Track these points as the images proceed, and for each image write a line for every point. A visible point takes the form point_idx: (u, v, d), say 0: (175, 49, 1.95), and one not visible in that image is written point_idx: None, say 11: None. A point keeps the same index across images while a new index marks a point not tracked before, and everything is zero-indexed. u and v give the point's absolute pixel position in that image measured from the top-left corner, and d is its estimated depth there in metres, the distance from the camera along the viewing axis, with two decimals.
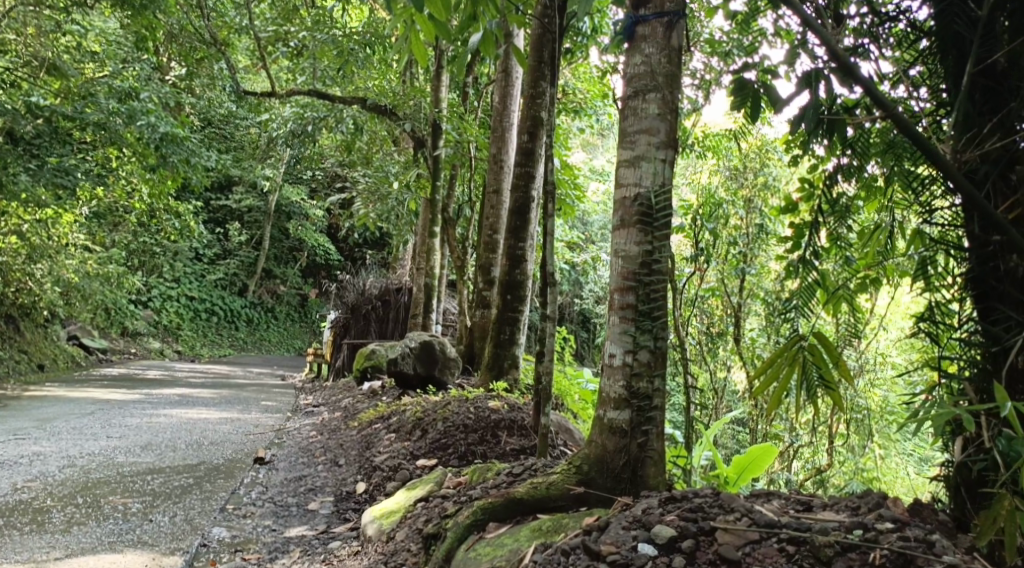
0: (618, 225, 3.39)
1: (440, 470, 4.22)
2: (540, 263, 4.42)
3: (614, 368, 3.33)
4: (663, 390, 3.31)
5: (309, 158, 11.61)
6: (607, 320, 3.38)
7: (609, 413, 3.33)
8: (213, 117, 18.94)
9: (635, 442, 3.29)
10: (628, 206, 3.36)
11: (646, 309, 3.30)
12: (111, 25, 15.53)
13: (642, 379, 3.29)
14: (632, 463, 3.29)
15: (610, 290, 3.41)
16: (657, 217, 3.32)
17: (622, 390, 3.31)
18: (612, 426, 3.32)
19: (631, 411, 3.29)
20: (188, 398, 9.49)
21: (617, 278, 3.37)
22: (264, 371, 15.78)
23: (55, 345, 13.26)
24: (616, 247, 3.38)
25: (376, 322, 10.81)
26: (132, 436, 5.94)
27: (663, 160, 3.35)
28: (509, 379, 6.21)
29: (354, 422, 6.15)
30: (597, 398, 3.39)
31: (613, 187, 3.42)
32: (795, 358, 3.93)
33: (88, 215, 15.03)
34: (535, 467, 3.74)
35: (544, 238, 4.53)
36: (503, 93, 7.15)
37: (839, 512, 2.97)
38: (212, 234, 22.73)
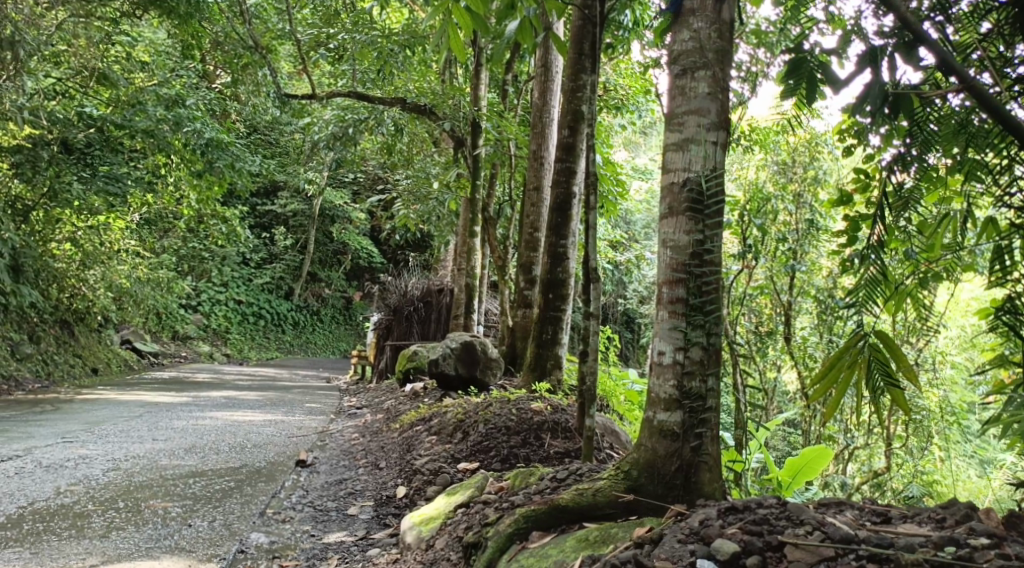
0: (665, 213, 3.25)
1: (481, 474, 4.10)
2: (583, 260, 4.27)
3: (664, 368, 3.19)
4: (717, 390, 3.15)
5: (351, 161, 11.62)
6: (656, 315, 3.24)
7: (661, 415, 3.18)
8: (258, 123, 19.13)
9: (688, 447, 3.14)
10: (677, 193, 3.21)
11: (696, 302, 3.15)
12: (157, 34, 15.75)
13: (695, 378, 3.14)
14: (685, 468, 3.14)
15: (658, 282, 3.27)
16: (708, 204, 3.18)
17: (673, 390, 3.16)
18: (663, 429, 3.17)
19: (682, 413, 3.14)
20: (234, 401, 9.54)
21: (665, 270, 3.22)
22: (310, 373, 15.89)
23: (108, 349, 13.50)
24: (665, 236, 3.24)
25: (418, 323, 10.70)
26: (177, 439, 5.94)
27: (714, 142, 3.21)
28: (552, 380, 6.08)
29: (396, 424, 6.06)
30: (646, 399, 3.26)
31: (661, 172, 3.29)
32: (854, 361, 3.73)
33: (139, 221, 15.29)
34: (580, 472, 3.60)
35: (587, 231, 4.40)
36: (542, 88, 7.05)
37: (922, 525, 2.80)
38: (258, 238, 23.00)
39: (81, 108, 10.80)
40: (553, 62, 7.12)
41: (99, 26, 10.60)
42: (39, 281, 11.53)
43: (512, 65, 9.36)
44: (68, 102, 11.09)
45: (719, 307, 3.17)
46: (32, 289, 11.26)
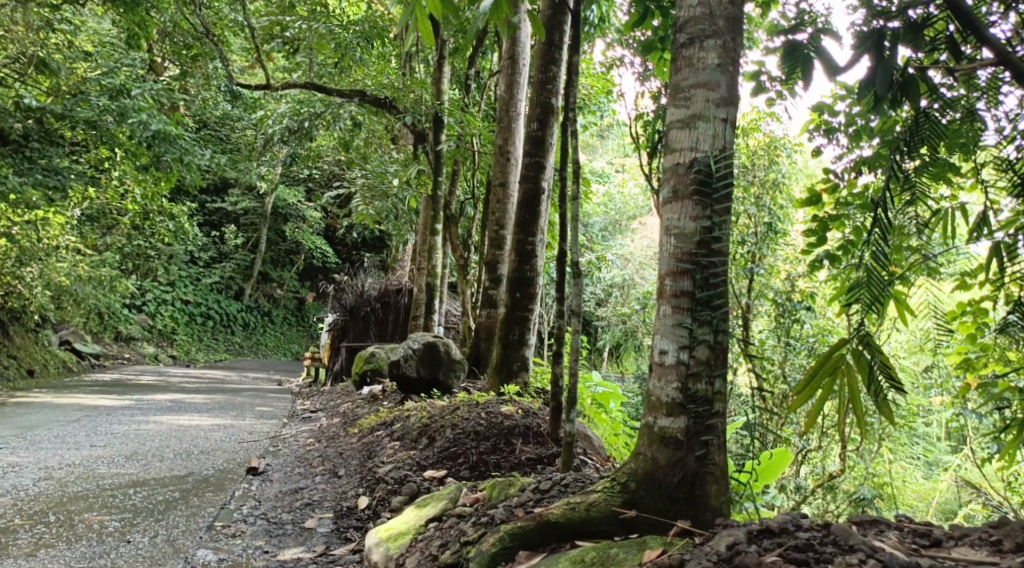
0: (669, 197, 3.22)
1: (453, 484, 3.88)
2: (570, 258, 4.03)
3: (666, 368, 3.13)
4: (723, 393, 3.09)
5: (305, 157, 11.29)
6: (658, 310, 3.18)
7: (662, 420, 3.11)
8: (208, 117, 18.51)
9: (692, 456, 3.07)
10: (684, 174, 3.18)
11: (704, 296, 3.11)
12: (100, 22, 15.11)
13: (701, 381, 3.08)
14: (690, 479, 3.06)
15: (660, 273, 3.22)
16: (716, 186, 3.15)
17: (677, 393, 3.10)
18: (666, 436, 3.10)
19: (687, 418, 3.08)
20: (180, 404, 9.14)
21: (668, 261, 3.18)
22: (260, 376, 15.45)
23: (45, 350, 12.89)
24: (668, 223, 3.20)
25: (375, 324, 10.41)
26: (117, 445, 5.56)
27: (723, 120, 3.19)
28: (519, 382, 5.83)
29: (354, 428, 5.79)
30: (646, 403, 3.18)
31: (664, 151, 3.26)
32: (838, 368, 3.66)
33: (80, 216, 14.61)
34: (566, 483, 3.48)
35: (573, 221, 4.18)
36: (509, 82, 6.83)
37: (978, 549, 2.82)
38: (207, 237, 22.35)
39: (19, 97, 10.25)
40: (521, 54, 6.91)
41: (38, 11, 10.08)
42: None
43: (476, 59, 9.13)
44: (5, 90, 10.54)
45: (725, 299, 3.12)
46: None
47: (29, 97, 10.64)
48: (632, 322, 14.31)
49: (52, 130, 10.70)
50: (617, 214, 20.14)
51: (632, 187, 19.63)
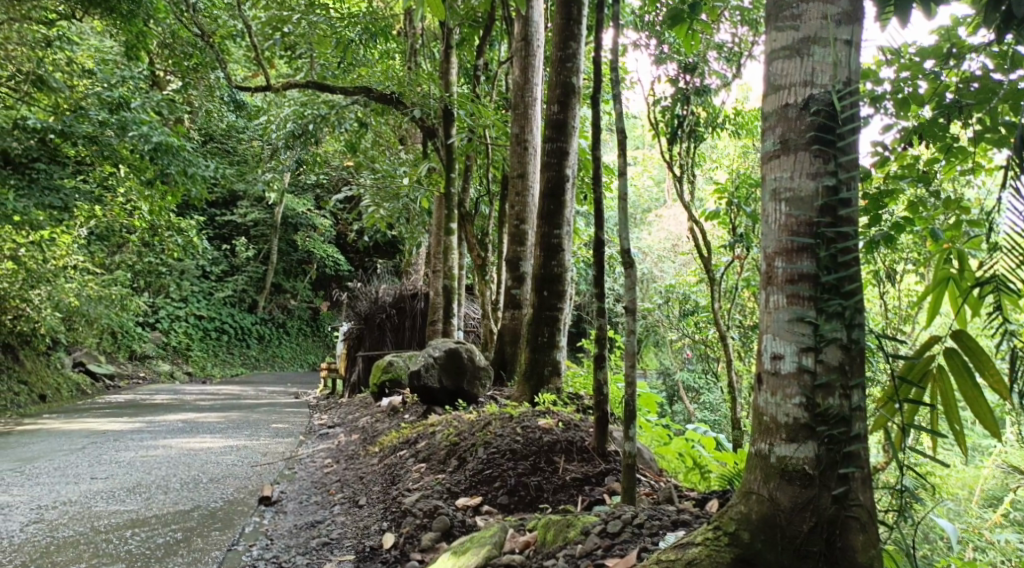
0: (776, 150, 2.74)
1: (497, 523, 3.38)
2: (619, 246, 3.55)
3: (784, 378, 2.65)
4: (861, 410, 2.61)
5: (312, 161, 10.85)
6: (772, 303, 2.70)
7: (780, 448, 2.65)
8: (213, 129, 18.21)
9: (828, 494, 2.59)
10: (798, 119, 2.70)
11: (831, 280, 2.63)
12: (102, 39, 14.84)
13: (833, 394, 2.60)
14: (825, 525, 2.59)
15: (767, 250, 2.75)
16: (841, 130, 2.66)
17: (802, 411, 2.62)
18: (788, 470, 2.63)
19: (817, 444, 2.61)
20: (193, 425, 8.69)
21: (779, 235, 2.70)
22: (277, 389, 15.02)
23: (58, 374, 12.50)
24: (778, 182, 2.72)
25: (391, 331, 9.94)
26: (121, 476, 5.13)
27: (846, 42, 2.69)
28: (550, 388, 5.35)
29: (375, 447, 5.34)
30: (757, 427, 2.71)
31: (768, 89, 2.78)
32: (929, 372, 3.09)
33: (87, 236, 14.20)
34: (641, 524, 3.01)
35: (619, 200, 3.72)
36: (523, 66, 6.36)
37: None
38: (218, 250, 21.99)
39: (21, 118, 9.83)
40: (534, 34, 6.38)
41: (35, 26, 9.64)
42: None
43: (485, 48, 8.66)
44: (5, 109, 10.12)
45: (855, 283, 2.64)
46: None
47: (30, 114, 10.21)
48: (652, 318, 13.87)
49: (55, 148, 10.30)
50: (633, 208, 19.60)
51: (646, 180, 19.10)
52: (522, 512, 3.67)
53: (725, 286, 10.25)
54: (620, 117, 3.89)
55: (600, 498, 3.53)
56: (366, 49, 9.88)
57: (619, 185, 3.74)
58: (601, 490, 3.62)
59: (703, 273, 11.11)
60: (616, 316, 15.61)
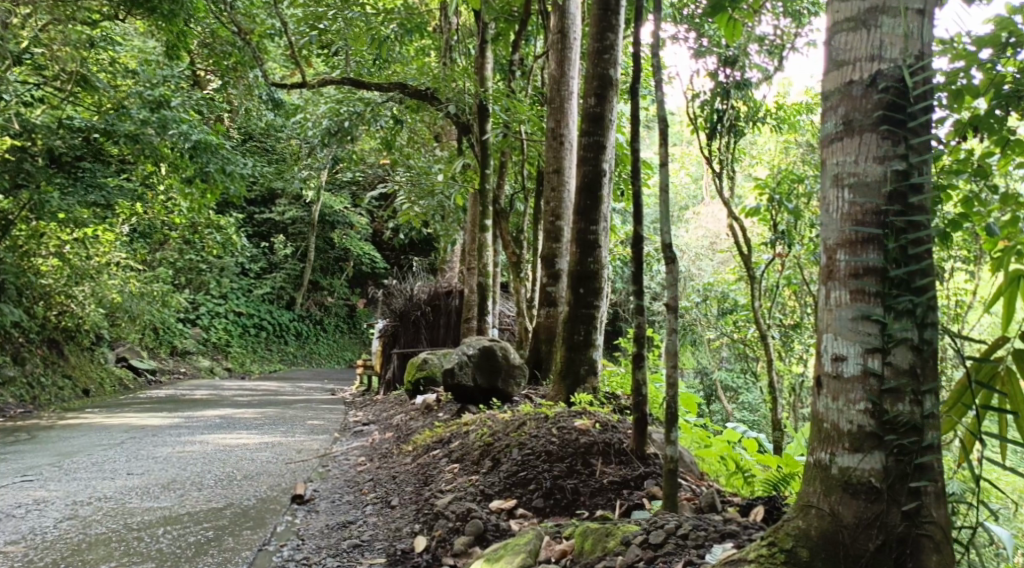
0: (839, 133, 2.58)
1: (532, 530, 3.27)
2: (661, 240, 3.42)
3: (847, 381, 2.48)
4: (934, 417, 2.43)
5: (349, 158, 10.84)
6: (833, 299, 2.54)
7: (843, 458, 2.48)
8: (252, 128, 18.36)
9: (898, 510, 2.42)
10: (865, 97, 2.54)
11: (900, 274, 2.45)
12: (145, 39, 15.01)
13: (903, 399, 2.42)
14: (896, 544, 2.41)
15: (828, 242, 2.59)
16: (912, 109, 2.49)
17: (867, 417, 2.44)
18: (852, 482, 2.46)
19: (884, 455, 2.43)
20: (230, 420, 8.72)
21: (841, 225, 2.55)
22: (314, 386, 15.09)
23: (100, 368, 12.66)
24: (841, 167, 2.57)
25: (426, 328, 9.89)
26: (156, 472, 5.13)
27: (919, 11, 2.51)
28: (587, 388, 5.22)
29: (408, 446, 5.27)
30: (819, 436, 2.55)
31: (831, 66, 2.62)
32: (996, 375, 2.86)
33: (129, 233, 14.39)
34: (685, 534, 2.86)
35: (660, 192, 3.60)
36: (559, 59, 6.24)
37: None
38: (257, 247, 22.20)
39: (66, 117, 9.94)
40: (570, 27, 6.25)
41: (80, 28, 9.73)
42: (22, 299, 10.63)
43: (521, 42, 8.52)
44: (49, 108, 10.24)
45: (927, 277, 2.45)
46: (15, 308, 10.34)
47: (74, 113, 10.32)
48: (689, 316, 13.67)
49: (99, 147, 10.40)
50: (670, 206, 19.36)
51: (684, 177, 18.84)
52: (559, 516, 3.56)
53: (766, 283, 10.02)
54: (663, 106, 3.75)
55: (639, 502, 3.41)
56: (402, 45, 9.83)
57: (661, 176, 3.61)
58: (639, 494, 3.51)
59: (743, 271, 10.89)
60: (653, 314, 15.41)
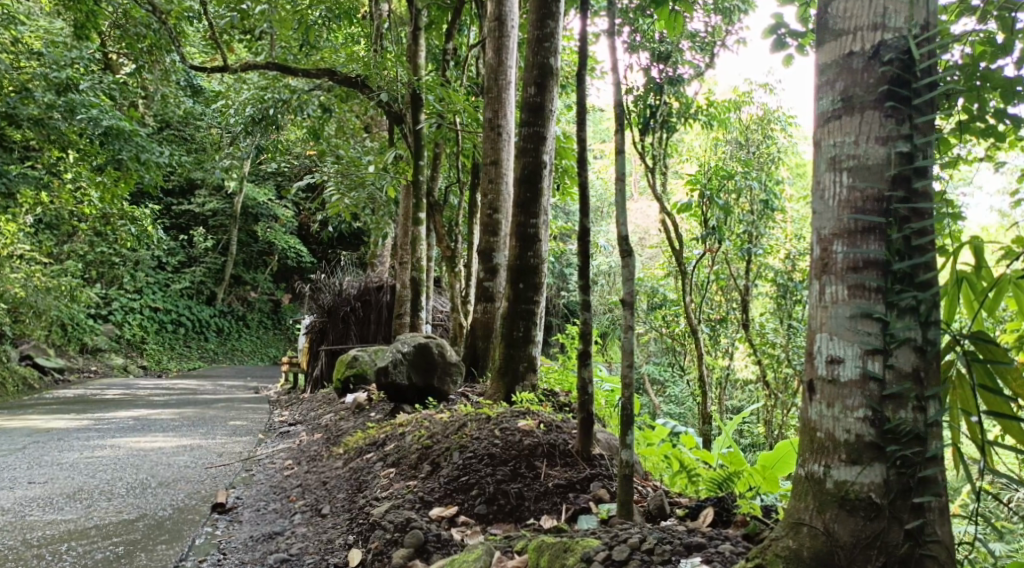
0: (837, 110, 2.47)
1: (480, 544, 3.10)
2: (618, 233, 3.30)
3: (846, 386, 2.38)
4: (939, 425, 2.32)
5: (273, 147, 10.45)
6: (828, 296, 2.43)
7: (839, 471, 2.37)
8: (169, 116, 17.67)
9: (900, 529, 2.30)
10: (866, 71, 2.42)
11: (904, 268, 2.34)
12: (53, 20, 14.27)
13: (905, 406, 2.33)
14: (897, 564, 2.29)
15: (823, 232, 2.48)
16: (917, 86, 2.39)
17: (867, 426, 2.35)
18: (850, 497, 2.35)
19: (885, 468, 2.33)
20: (144, 422, 8.27)
21: (838, 213, 2.44)
22: (236, 384, 14.58)
23: (4, 367, 11.93)
24: (839, 149, 2.45)
25: (356, 324, 9.59)
26: (62, 480, 4.76)
27: None
28: (527, 385, 5.09)
29: (339, 448, 5.04)
30: (813, 447, 2.44)
31: (833, 35, 2.50)
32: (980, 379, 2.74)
33: (35, 224, 13.61)
34: (651, 548, 2.69)
35: (617, 180, 3.49)
36: (496, 47, 6.06)
37: None
38: (175, 240, 21.39)
39: None
40: (508, 14, 6.10)
41: None
42: None
43: (454, 32, 8.32)
44: None
45: (930, 272, 2.36)
46: None
47: None
48: (619, 311, 13.70)
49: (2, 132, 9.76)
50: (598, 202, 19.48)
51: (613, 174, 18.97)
52: (503, 523, 3.42)
53: (696, 278, 10.07)
54: (617, 95, 3.64)
55: (586, 506, 3.33)
56: (329, 32, 9.51)
57: (618, 167, 3.48)
58: (586, 498, 3.41)
59: (672, 267, 10.94)
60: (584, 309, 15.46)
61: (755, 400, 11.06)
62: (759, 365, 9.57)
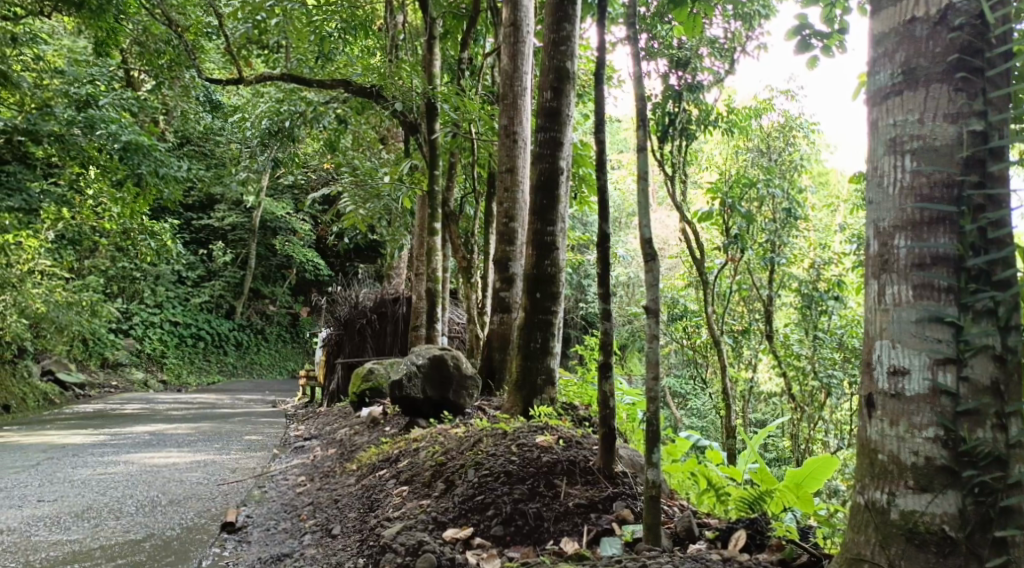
0: (898, 84, 2.43)
1: None
2: (641, 236, 3.16)
3: (911, 402, 2.34)
4: (1018, 447, 2.26)
5: (290, 159, 10.38)
6: (890, 298, 2.40)
7: (906, 501, 2.34)
8: (189, 131, 17.73)
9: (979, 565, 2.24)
10: (932, 38, 2.38)
11: (979, 265, 2.29)
12: (75, 38, 14.36)
13: (983, 425, 2.26)
14: None
15: (883, 224, 2.44)
16: (990, 56, 2.33)
17: (939, 448, 2.30)
18: (919, 531, 2.32)
19: (960, 496, 2.27)
20: (160, 437, 8.19)
21: (899, 203, 2.41)
22: (254, 397, 14.51)
23: (25, 383, 11.91)
24: (901, 129, 2.42)
25: (371, 337, 9.46)
26: (71, 498, 4.65)
27: None
28: (545, 398, 4.94)
29: (352, 464, 4.91)
30: (876, 477, 2.41)
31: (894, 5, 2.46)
32: None
33: (55, 240, 13.61)
34: None
35: (639, 179, 3.36)
36: (512, 53, 5.93)
37: None
38: (194, 254, 21.43)
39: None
40: (524, 18, 5.92)
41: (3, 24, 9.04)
42: None
43: (470, 41, 8.22)
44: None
45: (1007, 269, 2.29)
46: None
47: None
48: (638, 323, 13.49)
49: (24, 149, 9.73)
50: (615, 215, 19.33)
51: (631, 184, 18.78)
52: (522, 545, 3.25)
53: (717, 289, 9.88)
54: (640, 98, 3.51)
55: (609, 528, 3.18)
56: (345, 44, 9.44)
57: (639, 167, 3.34)
58: (608, 519, 3.25)
59: (693, 277, 10.75)
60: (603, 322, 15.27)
61: (779, 413, 10.81)
62: (784, 377, 9.36)
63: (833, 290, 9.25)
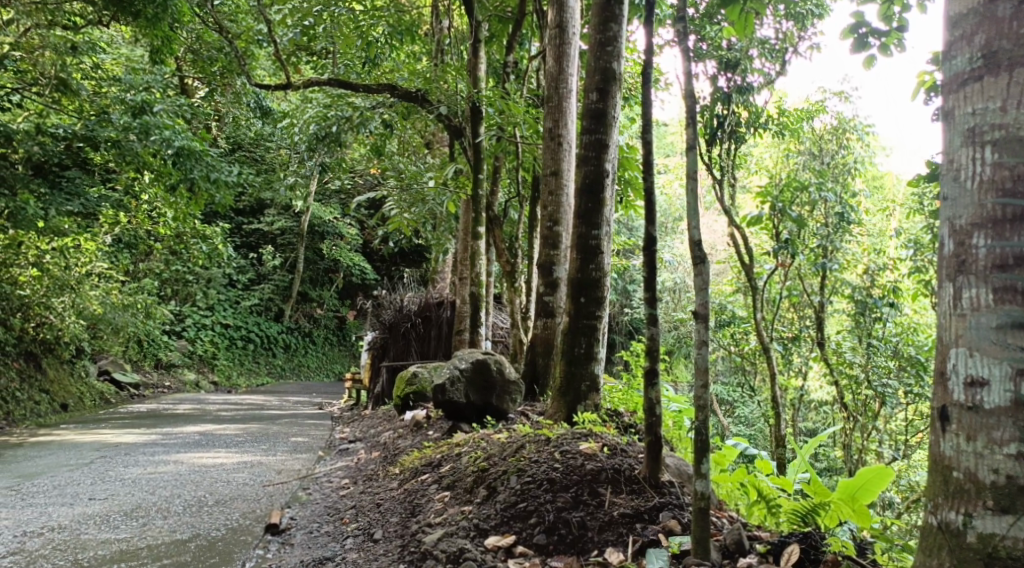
0: (977, 69, 2.39)
1: None
2: (690, 239, 3.07)
3: (990, 418, 2.29)
4: None
5: (339, 164, 10.46)
6: (967, 302, 2.35)
7: (984, 523, 2.30)
8: (241, 137, 18.07)
9: None
10: (1015, 19, 2.35)
11: None
12: (132, 47, 14.70)
13: None
14: None
15: (959, 221, 2.40)
16: None
17: (1019, 466, 2.26)
18: (997, 552, 2.29)
19: None
20: (209, 437, 8.30)
21: (977, 199, 2.36)
22: (302, 399, 14.67)
23: (82, 382, 12.21)
24: (981, 117, 2.37)
25: (416, 340, 9.49)
26: (121, 497, 4.72)
27: None
28: (590, 404, 4.87)
29: (395, 468, 4.90)
30: (952, 493, 2.37)
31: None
32: None
33: (113, 244, 13.94)
34: None
35: (688, 182, 3.28)
36: (557, 55, 5.89)
37: None
38: (245, 258, 21.80)
39: (51, 127, 9.53)
40: (570, 21, 5.91)
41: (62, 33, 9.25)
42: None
43: (515, 44, 8.19)
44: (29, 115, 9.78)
45: None
46: None
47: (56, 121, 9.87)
48: (685, 328, 13.29)
49: (83, 155, 9.97)
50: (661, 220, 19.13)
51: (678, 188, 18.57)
52: (564, 555, 3.19)
53: (766, 294, 9.68)
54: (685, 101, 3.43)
55: (656, 539, 3.11)
56: (392, 49, 9.48)
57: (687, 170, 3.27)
58: (654, 529, 3.18)
59: (742, 282, 10.55)
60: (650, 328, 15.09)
61: (831, 422, 10.54)
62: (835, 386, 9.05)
63: (888, 296, 8.96)
